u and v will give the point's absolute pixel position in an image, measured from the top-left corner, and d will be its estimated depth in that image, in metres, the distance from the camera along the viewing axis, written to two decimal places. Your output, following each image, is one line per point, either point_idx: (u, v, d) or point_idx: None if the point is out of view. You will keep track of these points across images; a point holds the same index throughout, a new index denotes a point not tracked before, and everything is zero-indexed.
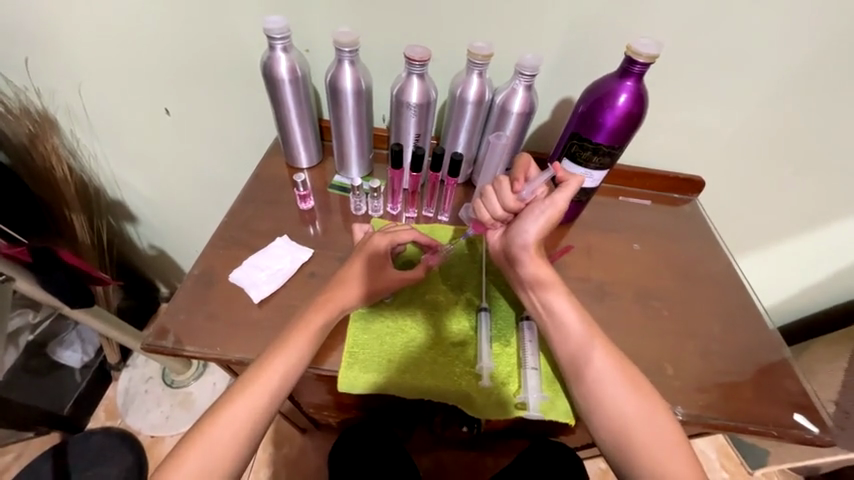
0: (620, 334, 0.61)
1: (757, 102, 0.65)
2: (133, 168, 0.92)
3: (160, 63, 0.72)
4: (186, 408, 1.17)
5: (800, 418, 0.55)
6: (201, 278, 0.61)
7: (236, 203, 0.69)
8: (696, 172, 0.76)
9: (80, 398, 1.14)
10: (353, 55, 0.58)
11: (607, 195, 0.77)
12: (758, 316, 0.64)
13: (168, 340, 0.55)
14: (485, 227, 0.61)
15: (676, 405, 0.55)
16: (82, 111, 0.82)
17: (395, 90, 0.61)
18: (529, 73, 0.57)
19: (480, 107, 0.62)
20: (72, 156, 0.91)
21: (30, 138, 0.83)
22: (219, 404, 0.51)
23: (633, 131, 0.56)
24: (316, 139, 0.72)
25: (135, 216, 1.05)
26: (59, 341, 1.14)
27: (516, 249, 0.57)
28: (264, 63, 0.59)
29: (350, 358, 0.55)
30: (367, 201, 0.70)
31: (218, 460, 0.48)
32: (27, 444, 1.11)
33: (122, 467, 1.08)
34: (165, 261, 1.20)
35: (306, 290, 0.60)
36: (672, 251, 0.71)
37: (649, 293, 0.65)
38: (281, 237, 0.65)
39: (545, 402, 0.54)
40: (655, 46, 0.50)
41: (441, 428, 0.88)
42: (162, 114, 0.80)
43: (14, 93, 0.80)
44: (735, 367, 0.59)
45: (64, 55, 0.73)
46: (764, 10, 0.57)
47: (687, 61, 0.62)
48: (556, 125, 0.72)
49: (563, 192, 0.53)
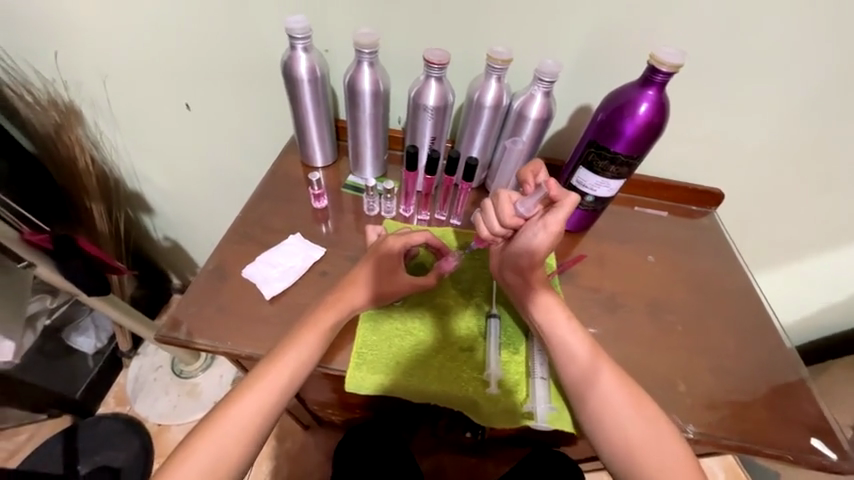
0: (631, 347, 0.60)
1: (784, 114, 0.64)
2: (152, 162, 0.94)
3: (183, 59, 0.73)
4: (193, 398, 1.19)
5: (817, 443, 0.54)
6: (214, 272, 0.61)
7: (252, 200, 0.70)
8: (715, 185, 0.75)
9: (92, 383, 1.17)
10: (373, 57, 0.58)
11: (623, 205, 0.76)
12: (776, 335, 0.63)
13: (181, 332, 0.56)
14: (487, 242, 0.60)
15: (688, 423, 0.54)
16: (106, 105, 0.84)
17: (412, 92, 0.61)
18: (548, 80, 0.56)
19: (497, 112, 0.61)
20: (95, 147, 0.93)
21: (56, 129, 0.86)
22: (228, 398, 0.51)
23: (653, 141, 0.55)
24: (332, 139, 0.73)
25: (152, 207, 1.07)
26: (74, 326, 1.17)
27: (515, 263, 0.56)
28: (284, 62, 0.60)
29: (358, 359, 0.55)
30: (380, 202, 0.70)
31: (226, 455, 0.48)
32: (40, 425, 1.14)
33: (130, 453, 1.11)
34: (178, 253, 1.22)
35: (317, 289, 0.61)
36: (688, 264, 0.70)
37: (662, 307, 0.64)
38: (294, 235, 0.66)
39: (553, 413, 0.54)
40: (679, 55, 0.49)
41: (444, 432, 0.88)
42: (183, 109, 0.81)
43: (43, 84, 0.83)
44: (750, 387, 0.57)
45: (91, 50, 0.75)
46: (795, 20, 0.55)
47: (712, 69, 0.61)
48: (574, 132, 0.72)
49: (557, 212, 0.50)
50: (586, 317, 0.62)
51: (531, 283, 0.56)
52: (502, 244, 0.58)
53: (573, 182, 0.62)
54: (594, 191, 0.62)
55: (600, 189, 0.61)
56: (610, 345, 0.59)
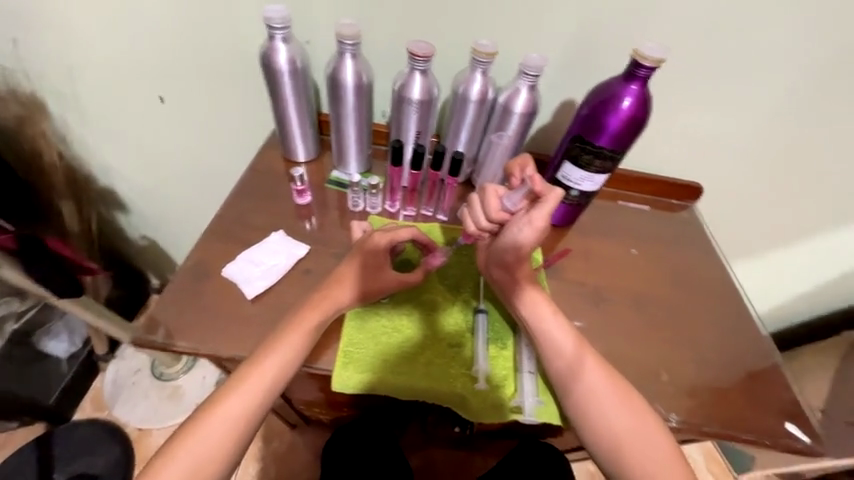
0: (615, 339, 0.61)
1: (760, 110, 0.65)
2: (125, 157, 0.90)
3: (155, 50, 0.70)
4: (175, 401, 1.16)
5: (791, 427, 0.56)
6: (193, 271, 0.59)
7: (231, 196, 0.68)
8: (695, 178, 0.76)
9: (67, 388, 1.12)
10: (356, 49, 0.57)
11: (606, 199, 0.77)
12: (752, 324, 0.65)
13: (158, 335, 0.53)
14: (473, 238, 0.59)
15: (671, 412, 0.55)
16: (73, 97, 0.80)
17: (397, 85, 0.60)
18: (533, 74, 0.56)
19: (483, 106, 0.61)
20: (63, 142, 0.89)
21: (19, 123, 0.82)
22: (211, 401, 0.50)
23: (636, 135, 0.56)
24: (314, 134, 0.71)
25: (126, 205, 1.03)
26: (45, 330, 1.12)
27: (501, 259, 0.56)
28: (263, 53, 0.58)
29: (344, 358, 0.54)
30: (365, 197, 0.69)
31: (210, 459, 0.47)
32: (10, 436, 1.10)
33: (108, 459, 1.07)
34: (156, 252, 1.18)
35: (302, 288, 0.59)
36: (669, 256, 0.71)
37: (645, 299, 0.65)
38: (277, 232, 0.64)
39: (540, 407, 0.54)
40: (661, 50, 0.50)
41: (432, 427, 0.88)
42: (157, 102, 0.78)
43: (3, 75, 0.78)
44: (728, 375, 0.59)
45: (55, 39, 0.71)
46: (772, 16, 0.56)
47: (693, 65, 0.62)
48: (558, 127, 0.72)
49: (543, 207, 0.50)
50: (572, 311, 0.63)
51: (515, 278, 0.57)
52: (488, 240, 0.58)
53: (558, 176, 0.62)
54: (579, 186, 0.62)
55: (585, 183, 0.62)
56: (595, 338, 0.60)
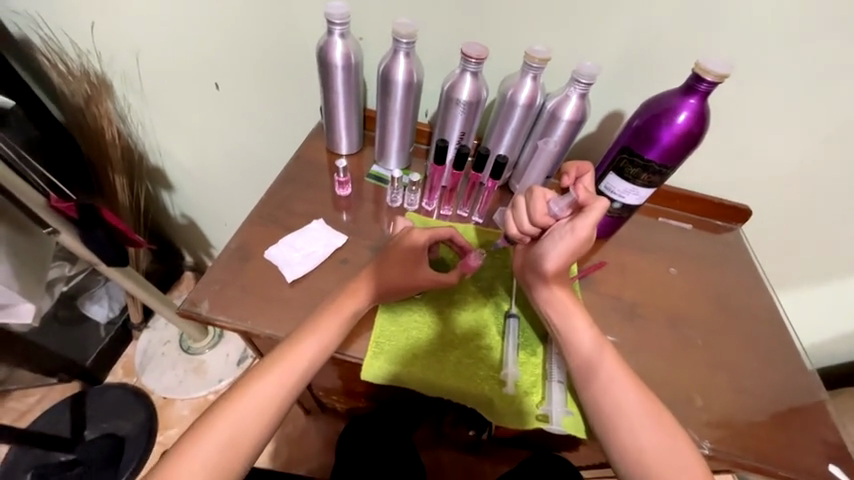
0: (648, 358, 0.59)
1: (824, 135, 0.62)
2: (177, 139, 0.95)
3: (215, 40, 0.74)
4: (200, 375, 1.21)
5: (835, 469, 0.53)
6: (236, 252, 0.62)
7: (275, 183, 0.70)
8: (744, 201, 0.73)
9: (102, 352, 1.19)
10: (409, 47, 0.58)
11: (647, 215, 0.75)
12: (798, 358, 0.61)
13: (201, 308, 0.56)
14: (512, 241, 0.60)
15: (703, 439, 0.53)
16: (137, 80, 0.85)
17: (446, 85, 0.60)
18: (585, 82, 0.55)
19: (530, 111, 0.61)
20: (122, 121, 0.94)
21: (86, 100, 0.88)
22: (246, 378, 0.52)
23: (689, 151, 0.54)
24: (359, 128, 0.73)
25: (172, 184, 1.08)
26: (89, 294, 1.19)
27: (536, 267, 0.56)
28: (320, 47, 0.60)
29: (376, 348, 0.55)
30: (403, 194, 0.70)
31: (243, 431, 0.49)
32: (50, 389, 1.17)
33: (135, 423, 1.13)
34: (194, 231, 1.23)
35: (337, 277, 0.61)
36: (710, 279, 0.68)
37: (681, 320, 0.63)
38: (317, 221, 0.66)
39: (568, 418, 0.53)
40: (726, 65, 0.48)
41: (447, 428, 0.88)
42: (212, 88, 0.82)
43: (77, 54, 0.84)
44: (766, 408, 0.56)
45: (127, 24, 0.76)
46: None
47: (754, 85, 0.59)
48: (603, 137, 0.71)
49: (589, 214, 0.49)
50: (605, 325, 0.61)
51: (550, 289, 0.56)
52: (526, 244, 0.58)
53: (602, 186, 0.62)
54: (622, 198, 0.61)
55: (628, 196, 0.60)
56: (628, 355, 0.59)
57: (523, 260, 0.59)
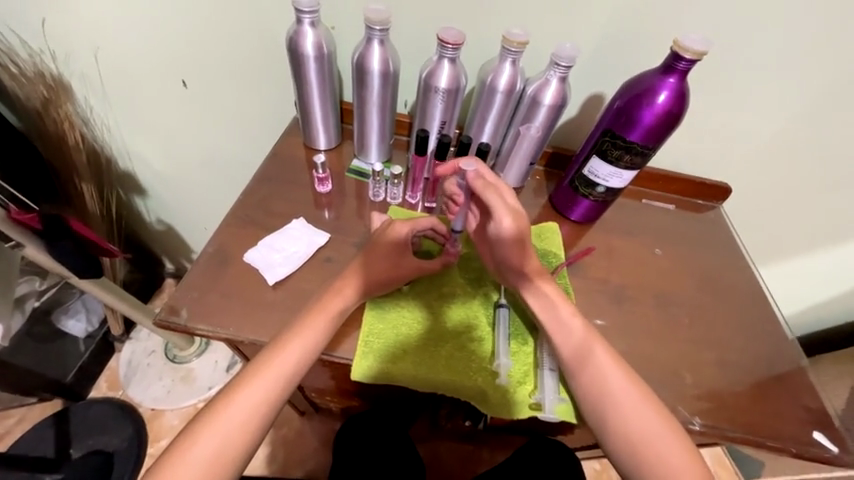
0: (640, 341, 0.59)
1: (799, 110, 0.63)
2: (146, 140, 0.91)
3: (177, 34, 0.70)
4: (187, 384, 1.18)
5: (820, 436, 0.54)
6: (214, 256, 0.59)
7: (253, 182, 0.68)
8: (724, 178, 0.74)
9: (83, 368, 1.14)
10: (384, 35, 0.55)
11: (631, 197, 0.75)
12: (780, 329, 0.63)
13: (180, 317, 0.54)
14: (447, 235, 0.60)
15: (694, 416, 0.54)
16: (97, 78, 0.80)
17: (424, 73, 0.58)
18: (565, 65, 0.54)
19: (510, 98, 0.59)
20: (85, 124, 0.89)
21: (44, 103, 0.83)
22: (231, 387, 0.50)
23: (670, 131, 0.54)
24: (337, 122, 0.70)
25: (144, 189, 1.04)
26: (64, 309, 1.14)
27: (505, 262, 0.56)
28: (290, 38, 0.57)
29: (365, 347, 0.54)
30: (386, 187, 0.68)
31: (231, 442, 0.47)
32: (29, 410, 1.12)
33: (123, 438, 1.09)
34: (172, 237, 1.19)
35: (321, 276, 0.59)
36: (695, 258, 0.69)
37: (668, 300, 0.64)
38: (298, 219, 0.64)
39: (561, 405, 0.54)
40: (703, 42, 0.48)
41: (444, 420, 0.88)
42: (179, 86, 0.78)
43: (29, 55, 0.79)
44: (752, 380, 0.58)
45: (81, 21, 0.71)
46: (830, 8, 0.53)
47: (733, 62, 0.59)
48: (585, 120, 0.70)
49: (495, 200, 0.52)
50: (594, 309, 0.61)
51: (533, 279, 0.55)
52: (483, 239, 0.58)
53: (586, 170, 0.62)
54: (606, 182, 0.61)
55: (612, 180, 0.60)
56: (618, 338, 0.59)
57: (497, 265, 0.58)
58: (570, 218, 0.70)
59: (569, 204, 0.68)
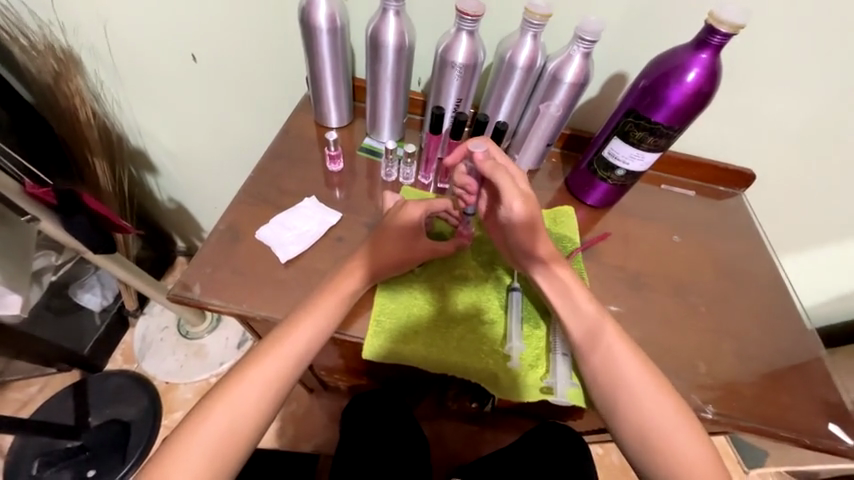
0: (654, 328, 0.58)
1: (838, 94, 0.59)
2: (156, 116, 0.90)
3: (187, 5, 0.68)
4: (200, 359, 1.21)
5: (835, 428, 0.53)
6: (226, 233, 0.59)
7: (264, 159, 0.67)
8: (749, 165, 0.71)
9: (99, 341, 1.17)
10: (400, 6, 0.54)
11: (650, 183, 0.73)
12: (800, 320, 0.61)
13: (193, 292, 0.54)
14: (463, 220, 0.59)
15: (707, 404, 0.54)
16: (106, 51, 0.79)
17: (441, 47, 0.56)
18: (589, 39, 0.52)
19: (530, 74, 0.57)
20: (96, 100, 0.89)
21: (55, 77, 0.82)
22: (243, 363, 0.51)
23: (698, 111, 0.51)
24: (349, 99, 0.69)
25: (156, 166, 1.04)
26: (80, 283, 1.16)
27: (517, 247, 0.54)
28: (302, 8, 0.55)
29: (377, 326, 0.54)
30: (398, 167, 0.67)
31: (243, 416, 0.48)
32: (49, 379, 1.17)
33: (139, 408, 1.12)
34: (183, 215, 1.19)
35: (333, 255, 0.59)
36: (713, 246, 0.67)
37: (685, 288, 0.62)
38: (309, 197, 0.63)
39: (573, 390, 0.53)
40: (742, 14, 0.45)
41: (451, 401, 0.89)
42: (189, 60, 0.77)
43: (38, 26, 0.78)
44: (767, 371, 0.57)
45: None
46: None
47: (768, 41, 0.56)
48: (607, 100, 0.67)
49: (506, 182, 0.50)
50: (608, 295, 0.60)
51: (548, 264, 0.54)
52: (494, 226, 0.56)
53: (605, 152, 0.59)
54: (626, 165, 0.59)
55: (633, 163, 0.58)
56: (632, 325, 0.58)
57: (510, 250, 0.56)
58: (586, 202, 0.68)
59: (586, 187, 0.66)
